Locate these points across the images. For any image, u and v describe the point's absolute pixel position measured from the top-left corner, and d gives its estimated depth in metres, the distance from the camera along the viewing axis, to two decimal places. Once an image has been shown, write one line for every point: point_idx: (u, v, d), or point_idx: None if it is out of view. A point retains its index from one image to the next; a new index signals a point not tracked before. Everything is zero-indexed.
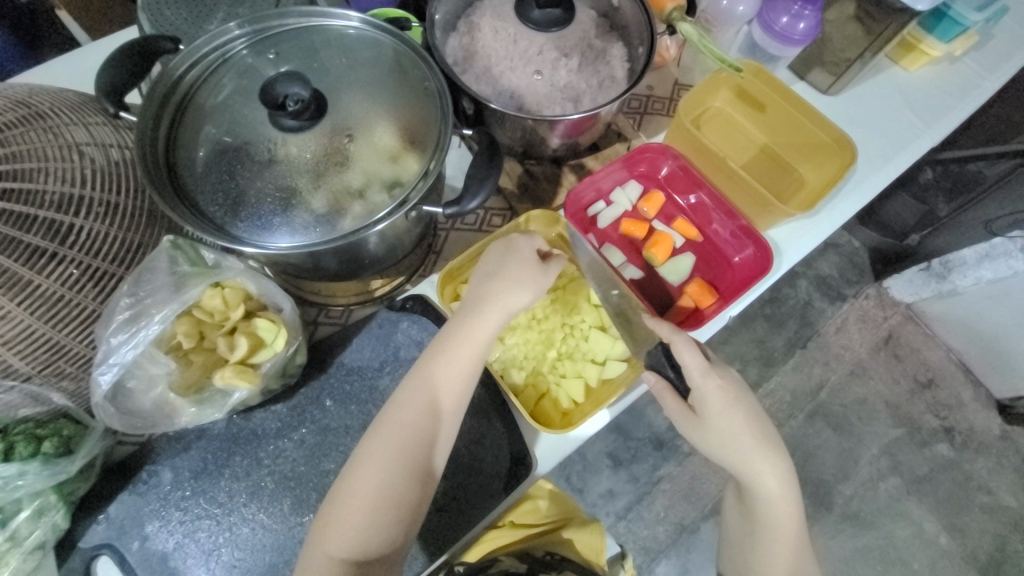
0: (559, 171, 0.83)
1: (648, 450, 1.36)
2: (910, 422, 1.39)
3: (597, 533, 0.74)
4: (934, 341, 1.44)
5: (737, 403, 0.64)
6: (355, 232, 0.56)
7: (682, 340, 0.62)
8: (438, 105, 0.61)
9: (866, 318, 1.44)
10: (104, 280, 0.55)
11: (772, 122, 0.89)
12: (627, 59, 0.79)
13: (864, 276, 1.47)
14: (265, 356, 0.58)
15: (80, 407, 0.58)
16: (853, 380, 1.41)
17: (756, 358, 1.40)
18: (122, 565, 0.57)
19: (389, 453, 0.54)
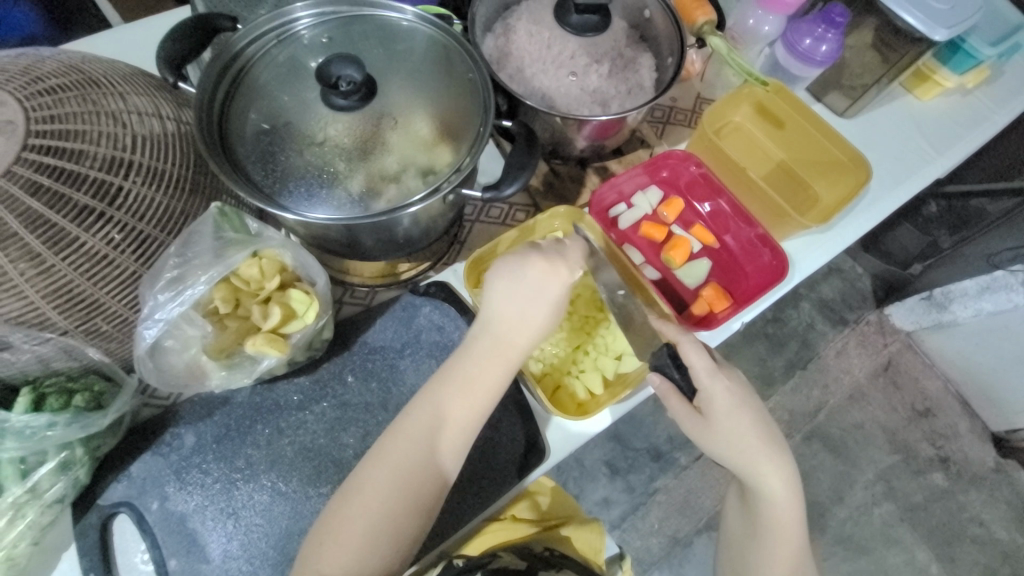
0: (584, 172, 0.85)
1: (645, 461, 1.37)
2: (906, 449, 1.40)
3: (596, 532, 0.75)
4: (933, 370, 1.46)
5: (744, 405, 0.65)
6: (392, 211, 0.58)
7: (688, 341, 0.64)
8: (478, 98, 0.63)
9: (867, 343, 1.46)
10: (146, 244, 0.57)
11: (790, 140, 0.92)
12: (655, 69, 0.83)
13: (866, 302, 1.50)
14: (296, 327, 0.60)
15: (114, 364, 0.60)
16: (852, 404, 1.42)
17: (756, 376, 1.42)
18: (140, 524, 0.57)
19: (380, 485, 0.55)
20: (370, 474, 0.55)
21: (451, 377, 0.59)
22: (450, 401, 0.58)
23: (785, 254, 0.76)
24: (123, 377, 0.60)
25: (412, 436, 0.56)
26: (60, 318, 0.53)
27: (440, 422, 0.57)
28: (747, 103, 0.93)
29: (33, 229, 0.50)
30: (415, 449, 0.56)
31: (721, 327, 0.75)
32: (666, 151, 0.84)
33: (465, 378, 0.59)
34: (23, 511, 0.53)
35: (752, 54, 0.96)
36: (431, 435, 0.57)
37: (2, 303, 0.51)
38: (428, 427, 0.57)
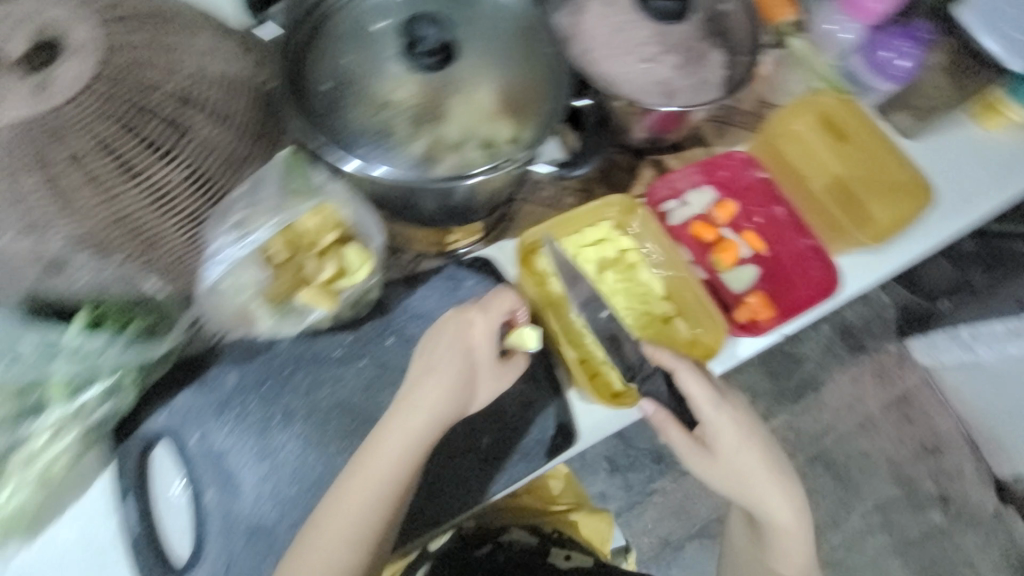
0: (639, 162, 0.84)
1: (647, 461, 1.36)
2: (908, 483, 1.38)
3: (606, 523, 0.92)
4: (947, 409, 1.42)
5: (751, 436, 0.70)
6: (451, 179, 0.57)
7: (686, 373, 0.65)
8: (544, 77, 0.63)
9: (883, 374, 1.42)
10: (208, 183, 0.57)
11: (850, 155, 0.86)
12: (726, 65, 0.79)
13: (887, 332, 1.45)
14: (345, 284, 0.60)
15: (170, 301, 0.58)
16: (859, 432, 1.40)
17: (766, 392, 1.41)
18: (181, 453, 0.59)
19: (339, 523, 0.54)
20: (323, 533, 0.54)
21: (399, 427, 0.56)
22: (399, 454, 0.55)
23: (835, 270, 0.77)
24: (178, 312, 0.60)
25: (365, 491, 0.54)
26: (122, 247, 0.54)
27: (391, 475, 0.55)
28: (810, 113, 0.87)
29: (107, 155, 0.52)
30: (368, 503, 0.54)
31: (765, 334, 0.75)
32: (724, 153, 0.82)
33: (411, 426, 0.56)
34: (68, 428, 0.54)
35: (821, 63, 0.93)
36: (382, 488, 0.55)
37: (76, 226, 0.51)
38: (379, 481, 0.55)
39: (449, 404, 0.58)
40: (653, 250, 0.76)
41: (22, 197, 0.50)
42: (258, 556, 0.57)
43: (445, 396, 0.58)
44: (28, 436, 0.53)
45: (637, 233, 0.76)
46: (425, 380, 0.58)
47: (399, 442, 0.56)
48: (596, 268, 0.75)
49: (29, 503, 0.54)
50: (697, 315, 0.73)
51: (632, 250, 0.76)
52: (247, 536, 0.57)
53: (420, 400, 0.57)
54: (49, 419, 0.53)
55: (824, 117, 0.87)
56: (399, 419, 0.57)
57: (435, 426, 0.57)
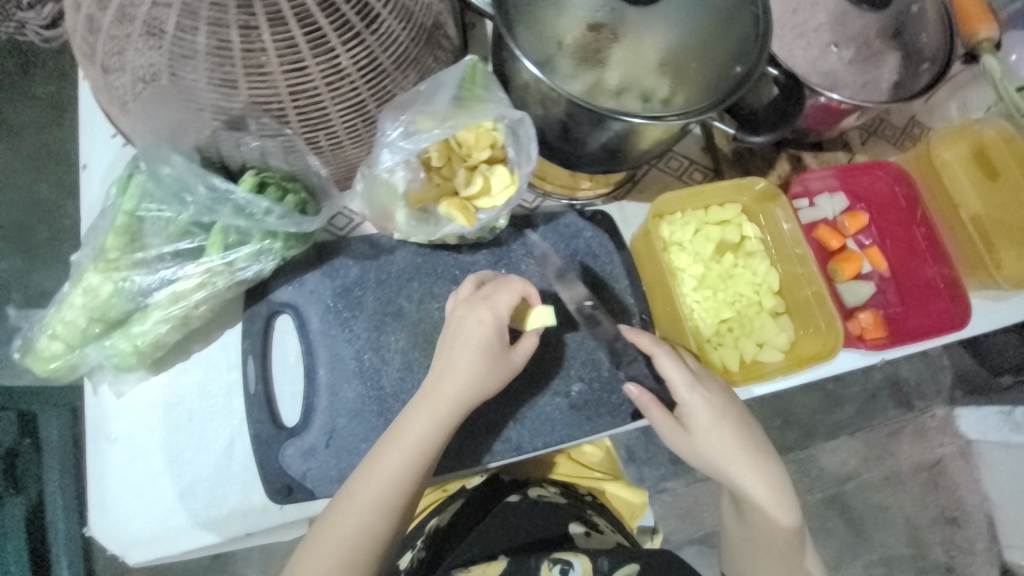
0: (777, 154, 0.81)
1: (665, 460, 1.27)
2: (919, 546, 1.31)
3: (639, 499, 0.86)
4: (975, 485, 1.34)
5: (726, 417, 0.63)
6: (601, 108, 0.51)
7: (662, 355, 0.61)
8: (750, 42, 0.57)
9: (922, 435, 1.33)
10: (384, 79, 0.54)
11: (997, 195, 0.78)
12: (901, 70, 0.74)
13: (939, 396, 1.34)
14: (484, 204, 0.60)
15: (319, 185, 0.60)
16: (884, 485, 1.32)
17: (801, 423, 1.30)
18: (301, 327, 0.62)
19: (378, 485, 0.53)
20: (355, 500, 0.53)
21: (423, 407, 0.55)
22: (422, 431, 0.55)
23: (967, 304, 0.72)
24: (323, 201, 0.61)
25: (394, 464, 0.54)
26: (293, 122, 0.53)
27: (421, 450, 0.54)
28: (961, 143, 0.79)
29: (297, 20, 0.47)
30: (396, 477, 0.54)
31: (867, 353, 0.74)
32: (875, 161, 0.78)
33: (436, 407, 0.55)
34: (214, 280, 0.56)
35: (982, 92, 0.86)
36: (408, 464, 0.54)
37: (256, 86, 0.50)
38: (405, 456, 0.54)
39: (477, 387, 0.57)
40: (771, 242, 0.73)
41: (216, 44, 0.47)
42: (361, 436, 0.59)
43: (472, 381, 0.56)
44: (178, 279, 0.55)
45: (761, 222, 0.74)
46: (452, 362, 0.57)
47: (423, 419, 0.55)
48: (716, 248, 0.72)
49: (161, 340, 0.56)
50: (809, 317, 0.70)
51: (755, 238, 0.73)
52: (355, 418, 0.60)
53: (449, 383, 0.56)
54: (199, 267, 0.55)
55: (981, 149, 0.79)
56: (428, 399, 0.56)
57: (459, 407, 0.56)
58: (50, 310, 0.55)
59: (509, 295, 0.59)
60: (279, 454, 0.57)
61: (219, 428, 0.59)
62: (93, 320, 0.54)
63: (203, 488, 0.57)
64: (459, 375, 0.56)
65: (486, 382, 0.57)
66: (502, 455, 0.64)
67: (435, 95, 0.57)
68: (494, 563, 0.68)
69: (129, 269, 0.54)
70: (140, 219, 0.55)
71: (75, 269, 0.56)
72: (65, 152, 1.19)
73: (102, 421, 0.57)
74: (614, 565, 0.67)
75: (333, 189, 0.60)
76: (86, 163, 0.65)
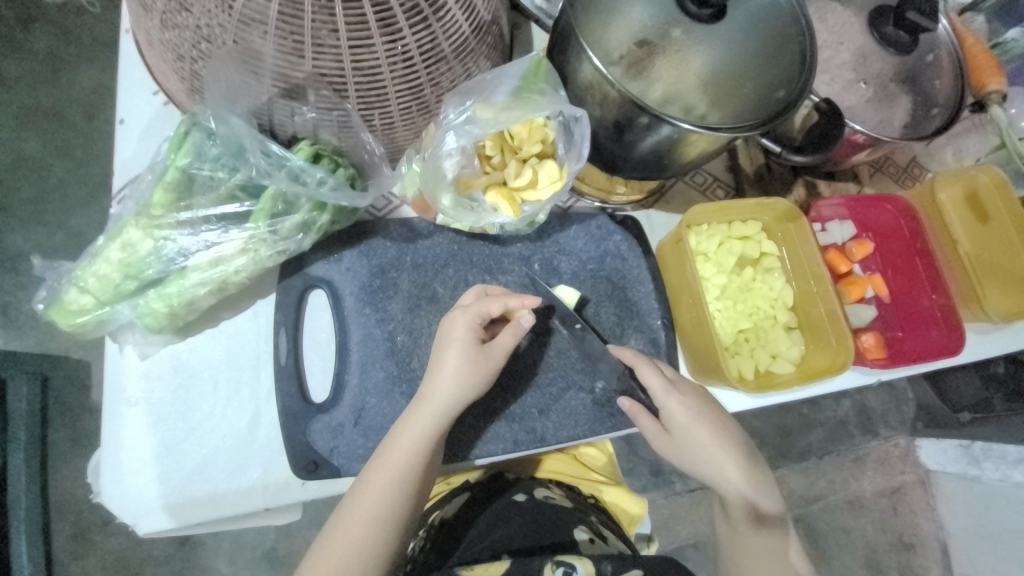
0: (794, 179, 0.84)
1: (644, 472, 1.21)
2: (877, 570, 1.32)
3: (638, 505, 0.83)
4: (931, 512, 1.37)
5: (701, 417, 0.64)
6: (658, 112, 0.53)
7: (642, 364, 0.64)
8: (795, 69, 0.59)
9: (885, 463, 1.36)
10: (443, 65, 0.54)
11: (989, 235, 0.83)
12: (915, 112, 0.79)
13: (902, 426, 1.39)
14: (530, 197, 0.61)
15: (361, 161, 0.59)
16: (846, 509, 1.33)
17: (774, 443, 1.31)
18: (335, 302, 0.62)
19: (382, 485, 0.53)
20: (355, 511, 0.53)
21: (412, 416, 0.55)
22: (414, 442, 0.55)
23: (960, 333, 0.78)
24: (362, 181, 0.61)
25: (390, 475, 0.53)
26: (351, 98, 0.52)
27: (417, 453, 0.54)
28: (957, 186, 0.83)
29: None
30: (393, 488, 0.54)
31: (866, 373, 0.79)
32: (884, 195, 0.83)
33: (424, 418, 0.55)
34: (256, 246, 0.56)
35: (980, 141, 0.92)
36: (402, 475, 0.54)
37: (318, 58, 0.48)
38: (394, 472, 0.54)
39: (465, 398, 0.57)
40: (789, 261, 0.77)
41: (283, 12, 0.45)
42: (389, 416, 0.60)
43: (459, 390, 0.57)
44: (220, 243, 0.55)
45: (779, 241, 0.77)
46: (439, 373, 0.57)
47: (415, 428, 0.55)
48: (737, 261, 0.75)
49: (194, 303, 0.56)
50: (821, 333, 0.74)
51: (773, 255, 0.77)
52: (386, 398, 0.61)
53: (438, 393, 0.56)
54: (243, 232, 0.55)
55: (975, 192, 0.83)
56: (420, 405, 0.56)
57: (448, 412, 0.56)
58: (81, 263, 0.55)
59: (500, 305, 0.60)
60: (306, 428, 0.58)
61: (244, 400, 0.59)
62: (127, 276, 0.54)
63: (222, 460, 0.57)
64: (446, 385, 0.56)
65: (473, 392, 0.57)
66: (524, 446, 0.66)
67: (497, 88, 0.59)
68: (496, 562, 0.63)
69: (170, 228, 0.54)
70: (189, 177, 0.54)
71: (112, 222, 0.55)
72: (58, 110, 1.13)
73: (122, 381, 0.57)
74: (619, 571, 0.61)
75: (383, 167, 0.60)
76: (123, 119, 0.65)
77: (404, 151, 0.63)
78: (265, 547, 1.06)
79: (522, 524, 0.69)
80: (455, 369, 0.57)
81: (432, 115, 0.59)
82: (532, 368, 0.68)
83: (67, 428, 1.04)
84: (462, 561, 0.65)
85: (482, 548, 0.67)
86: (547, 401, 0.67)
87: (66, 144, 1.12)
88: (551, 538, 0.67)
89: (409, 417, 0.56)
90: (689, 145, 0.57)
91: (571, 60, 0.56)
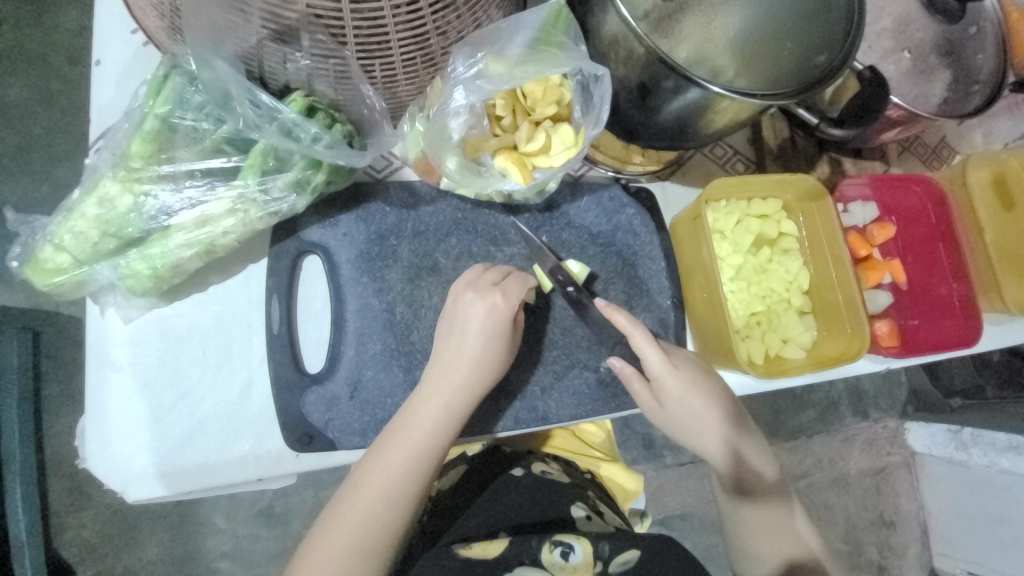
0: (818, 155, 0.79)
1: (636, 445, 1.20)
2: (854, 543, 1.30)
3: (633, 481, 0.82)
4: (914, 492, 1.34)
5: (696, 388, 0.62)
6: (688, 74, 0.48)
7: (640, 336, 0.60)
8: (841, 35, 0.54)
9: (872, 443, 1.31)
10: (450, 12, 0.47)
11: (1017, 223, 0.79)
12: (957, 85, 0.73)
13: (893, 409, 1.33)
14: (541, 164, 0.56)
15: (356, 115, 0.54)
16: (830, 485, 1.29)
17: (763, 420, 1.25)
18: (329, 268, 0.59)
19: (394, 472, 0.53)
20: (363, 500, 0.53)
21: (433, 404, 0.55)
22: (427, 437, 0.54)
23: (980, 325, 0.75)
24: (359, 139, 0.56)
25: (407, 457, 0.54)
26: (350, 45, 0.46)
27: (430, 442, 0.54)
28: (987, 169, 0.78)
29: None
30: (402, 479, 0.53)
31: (873, 361, 0.77)
32: (913, 176, 0.78)
33: (443, 418, 0.55)
34: (245, 207, 0.52)
35: (1012, 125, 0.87)
36: (412, 467, 0.54)
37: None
38: (412, 463, 0.54)
39: (481, 397, 0.56)
40: (806, 244, 0.73)
41: None
42: (386, 390, 0.58)
43: (474, 384, 0.56)
44: (206, 201, 0.51)
45: (799, 221, 0.74)
46: (450, 369, 0.55)
47: (431, 419, 0.54)
48: (754, 241, 0.72)
49: (180, 266, 0.53)
50: (835, 319, 0.71)
51: (792, 236, 0.73)
52: (383, 370, 0.58)
53: (454, 388, 0.55)
54: (230, 190, 0.51)
55: (1005, 176, 0.78)
56: (434, 391, 0.55)
57: (465, 403, 0.56)
58: (56, 219, 0.51)
59: (521, 288, 0.58)
60: (300, 401, 0.56)
61: (235, 368, 0.57)
62: (106, 235, 0.50)
63: (212, 430, 0.55)
64: (459, 383, 0.55)
65: (489, 380, 0.57)
66: (527, 424, 0.64)
67: (511, 40, 0.54)
68: (495, 540, 0.62)
69: (150, 182, 0.50)
70: (170, 128, 0.50)
71: (87, 174, 0.51)
72: (38, 53, 1.05)
73: (106, 345, 0.55)
74: (616, 551, 0.60)
75: (385, 124, 0.55)
76: (100, 60, 0.59)
77: (406, 108, 0.58)
78: (262, 505, 1.06)
79: (518, 499, 0.68)
80: (471, 356, 0.56)
81: (439, 69, 0.53)
82: (536, 344, 0.65)
83: (61, 383, 1.03)
84: (459, 539, 0.63)
85: (476, 525, 0.65)
86: (549, 379, 0.65)
87: (49, 92, 1.04)
88: (545, 515, 0.66)
89: (427, 406, 0.55)
90: (717, 113, 0.52)
91: (596, 11, 0.51)
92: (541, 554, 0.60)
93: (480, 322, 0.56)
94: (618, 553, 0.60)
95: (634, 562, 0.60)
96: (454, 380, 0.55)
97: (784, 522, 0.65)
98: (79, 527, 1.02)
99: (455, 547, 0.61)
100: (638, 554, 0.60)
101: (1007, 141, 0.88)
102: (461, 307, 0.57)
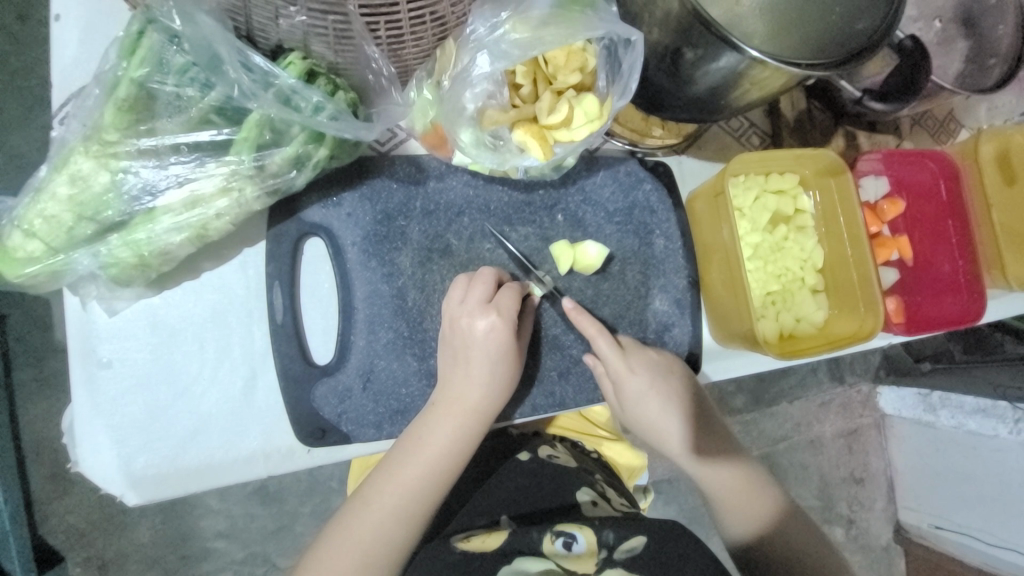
0: (834, 128, 0.77)
1: None
2: (827, 499, 1.36)
3: (636, 458, 0.82)
4: (882, 451, 1.39)
5: (655, 387, 0.61)
6: (723, 34, 0.43)
7: (599, 337, 0.59)
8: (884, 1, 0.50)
9: (846, 407, 1.35)
10: None
11: None
12: (979, 56, 0.70)
13: (866, 374, 1.35)
14: (563, 138, 0.52)
15: (360, 80, 0.49)
16: (810, 446, 1.33)
17: (751, 387, 1.28)
18: (334, 252, 0.55)
19: (413, 465, 0.52)
20: (382, 495, 0.52)
21: (452, 396, 0.53)
22: (448, 429, 0.53)
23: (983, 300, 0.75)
24: (365, 112, 0.51)
25: (426, 450, 0.52)
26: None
27: (450, 433, 0.53)
28: (999, 143, 0.78)
29: None
30: (422, 472, 0.52)
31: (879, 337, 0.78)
32: (927, 151, 0.77)
33: (461, 413, 0.53)
34: (240, 185, 0.47)
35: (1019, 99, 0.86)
36: (431, 459, 0.52)
37: None
38: (432, 456, 0.52)
39: (501, 386, 0.54)
40: (822, 221, 0.72)
41: None
42: (400, 380, 0.55)
43: (495, 373, 0.53)
44: (196, 179, 0.45)
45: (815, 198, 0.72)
46: (471, 356, 0.53)
47: (450, 410, 0.53)
48: (770, 218, 0.70)
49: (170, 253, 0.48)
50: (848, 298, 0.71)
51: (807, 214, 0.72)
52: (396, 359, 0.55)
53: (475, 378, 0.53)
54: (222, 167, 0.46)
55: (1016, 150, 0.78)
56: (454, 382, 0.53)
57: (485, 393, 0.53)
58: (23, 200, 0.45)
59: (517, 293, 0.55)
60: (310, 394, 0.53)
61: (236, 361, 0.53)
62: (82, 218, 0.44)
63: (215, 426, 0.52)
64: (477, 377, 0.53)
65: (511, 368, 0.54)
66: (544, 409, 0.62)
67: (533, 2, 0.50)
68: (494, 532, 0.61)
69: (129, 159, 0.44)
70: (150, 95, 0.44)
71: (54, 148, 0.45)
72: None
73: (95, 340, 0.50)
74: (621, 539, 0.59)
75: (393, 93, 0.50)
76: (59, 15, 0.51)
77: (413, 73, 0.53)
78: (255, 485, 1.04)
79: (522, 485, 0.68)
80: (490, 343, 0.53)
81: (454, 30, 0.49)
82: (550, 326, 0.63)
83: (34, 367, 0.96)
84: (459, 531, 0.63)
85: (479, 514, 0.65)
86: (565, 363, 0.63)
87: None
88: (550, 500, 0.66)
89: (446, 397, 0.53)
90: (752, 84, 0.48)
91: None
92: (542, 544, 0.59)
93: (495, 310, 0.53)
94: (622, 541, 0.58)
95: (639, 550, 0.58)
96: (473, 370, 0.53)
97: (754, 503, 0.66)
98: (63, 513, 0.98)
99: (452, 540, 0.60)
100: (645, 542, 0.58)
101: (1012, 116, 0.87)
102: (466, 316, 0.53)
